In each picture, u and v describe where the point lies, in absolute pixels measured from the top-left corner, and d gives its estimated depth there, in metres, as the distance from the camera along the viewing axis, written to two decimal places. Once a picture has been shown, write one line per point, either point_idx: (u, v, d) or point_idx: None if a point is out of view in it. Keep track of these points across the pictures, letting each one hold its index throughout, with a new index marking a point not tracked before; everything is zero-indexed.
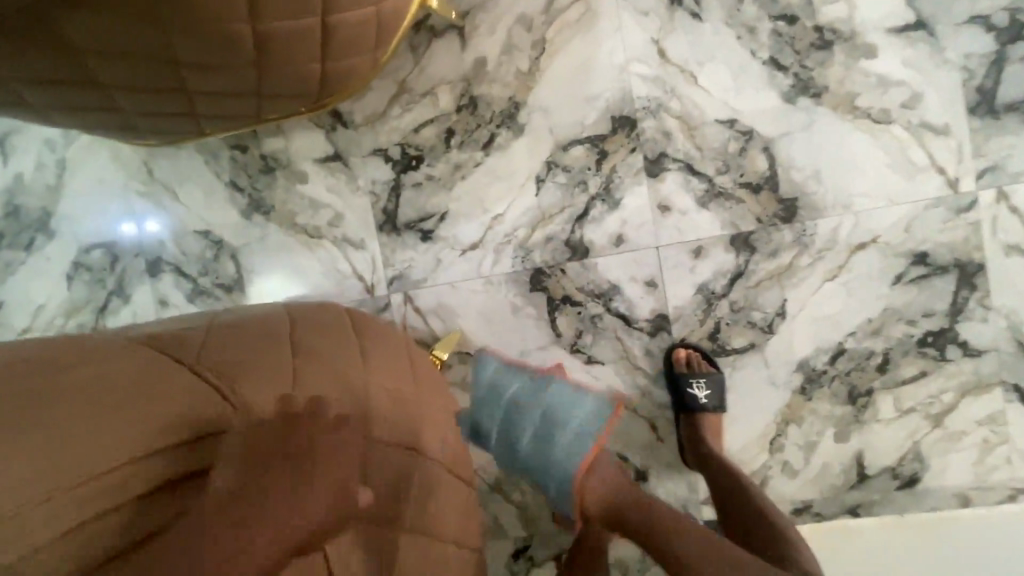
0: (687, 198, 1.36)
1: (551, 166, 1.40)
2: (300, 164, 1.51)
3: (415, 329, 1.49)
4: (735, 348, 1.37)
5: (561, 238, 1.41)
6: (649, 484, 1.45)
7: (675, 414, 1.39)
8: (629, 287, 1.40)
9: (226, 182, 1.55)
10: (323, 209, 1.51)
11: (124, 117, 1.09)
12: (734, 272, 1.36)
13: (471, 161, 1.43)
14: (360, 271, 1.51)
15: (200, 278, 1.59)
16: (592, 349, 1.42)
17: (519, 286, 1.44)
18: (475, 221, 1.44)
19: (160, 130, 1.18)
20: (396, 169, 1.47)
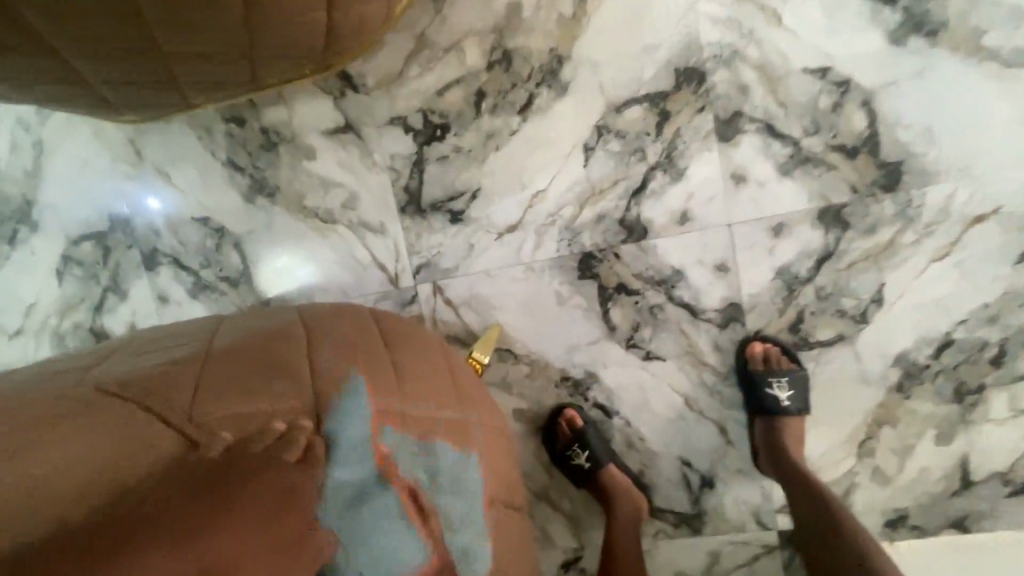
0: (767, 165, 1.14)
1: (602, 131, 1.18)
2: (307, 137, 1.30)
3: (447, 325, 1.30)
4: (820, 341, 1.18)
5: (615, 216, 1.21)
6: (717, 493, 1.28)
7: (748, 415, 1.22)
8: (696, 272, 1.20)
9: (224, 161, 1.35)
10: (335, 190, 1.31)
11: (95, 92, 0.91)
12: (822, 253, 1.15)
13: (506, 128, 1.22)
14: (382, 259, 1.31)
15: (202, 271, 1.40)
16: (652, 344, 1.24)
17: (566, 274, 1.25)
18: (513, 199, 1.24)
19: (139, 104, 1.00)
20: (419, 141, 1.26)
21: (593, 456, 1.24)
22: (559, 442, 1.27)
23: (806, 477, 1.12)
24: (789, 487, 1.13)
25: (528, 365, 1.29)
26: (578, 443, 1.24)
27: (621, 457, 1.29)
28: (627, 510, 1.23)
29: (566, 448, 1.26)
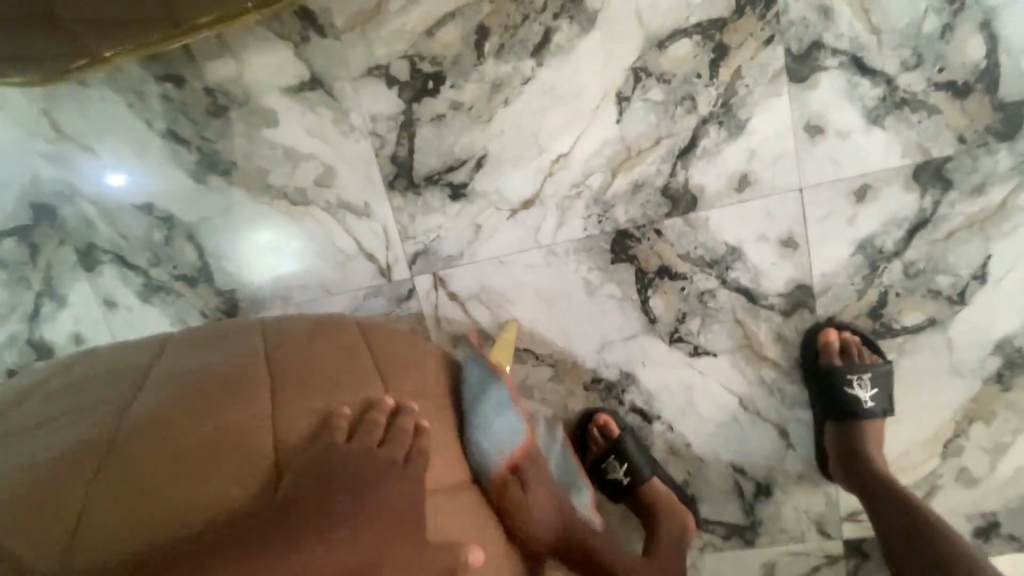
0: (851, 112, 0.90)
1: (639, 76, 0.93)
2: (263, 97, 1.03)
3: (452, 323, 1.08)
4: (906, 328, 0.98)
5: (656, 184, 0.97)
6: (776, 503, 1.10)
7: (815, 419, 1.03)
8: (757, 250, 0.98)
9: (163, 133, 1.08)
10: (305, 163, 1.05)
11: None
12: (915, 221, 0.93)
13: (517, 76, 0.96)
14: (368, 247, 1.07)
15: (152, 269, 1.15)
16: (701, 338, 1.03)
17: (596, 257, 1.02)
18: (528, 167, 0.99)
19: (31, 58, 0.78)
20: (406, 96, 1.00)
21: (632, 469, 1.05)
22: (591, 453, 1.08)
23: (892, 484, 0.92)
24: (867, 496, 0.94)
25: (551, 367, 1.08)
26: (614, 456, 1.05)
27: (663, 467, 1.10)
28: (674, 525, 1.04)
29: (600, 461, 1.07)
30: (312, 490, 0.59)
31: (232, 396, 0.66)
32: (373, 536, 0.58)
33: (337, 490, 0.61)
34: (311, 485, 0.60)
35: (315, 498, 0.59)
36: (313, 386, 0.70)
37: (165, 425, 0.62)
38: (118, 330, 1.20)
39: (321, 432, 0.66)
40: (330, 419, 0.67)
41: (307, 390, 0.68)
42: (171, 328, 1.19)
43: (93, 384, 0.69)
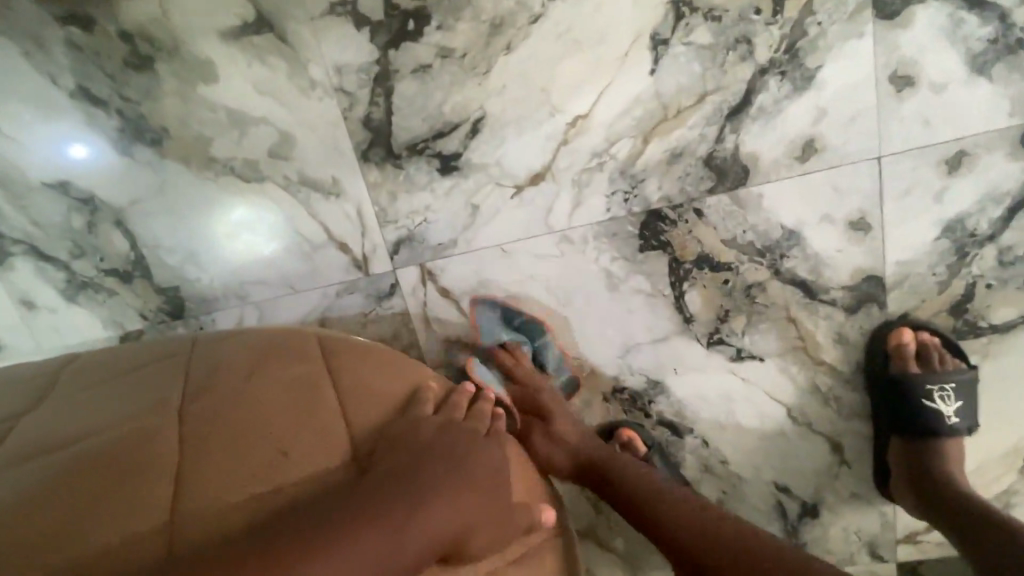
0: (950, 58, 0.71)
1: (682, 11, 0.73)
2: (197, 44, 0.80)
3: (444, 324, 0.89)
4: (994, 326, 0.82)
5: (700, 153, 0.77)
6: (827, 526, 0.94)
7: (877, 431, 0.87)
8: (821, 233, 0.79)
9: (70, 90, 0.83)
10: (256, 130, 0.83)
11: None
12: (1017, 196, 0.76)
13: (523, 13, 0.75)
14: (339, 233, 0.87)
15: (75, 263, 0.90)
16: (746, 340, 0.86)
17: (620, 243, 0.83)
18: (538, 131, 0.79)
19: None
20: (380, 40, 0.78)
21: None
22: None
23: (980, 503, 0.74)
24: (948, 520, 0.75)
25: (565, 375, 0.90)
26: None
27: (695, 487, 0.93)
28: None
29: None
30: (396, 469, 0.55)
31: (304, 375, 0.61)
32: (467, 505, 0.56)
33: (423, 462, 0.57)
34: (402, 457, 0.56)
35: (405, 469, 0.55)
36: (303, 385, 0.60)
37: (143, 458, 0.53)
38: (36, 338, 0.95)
39: (406, 408, 0.63)
40: (409, 398, 0.64)
41: (387, 372, 0.64)
42: (104, 334, 0.94)
43: (135, 368, 0.63)
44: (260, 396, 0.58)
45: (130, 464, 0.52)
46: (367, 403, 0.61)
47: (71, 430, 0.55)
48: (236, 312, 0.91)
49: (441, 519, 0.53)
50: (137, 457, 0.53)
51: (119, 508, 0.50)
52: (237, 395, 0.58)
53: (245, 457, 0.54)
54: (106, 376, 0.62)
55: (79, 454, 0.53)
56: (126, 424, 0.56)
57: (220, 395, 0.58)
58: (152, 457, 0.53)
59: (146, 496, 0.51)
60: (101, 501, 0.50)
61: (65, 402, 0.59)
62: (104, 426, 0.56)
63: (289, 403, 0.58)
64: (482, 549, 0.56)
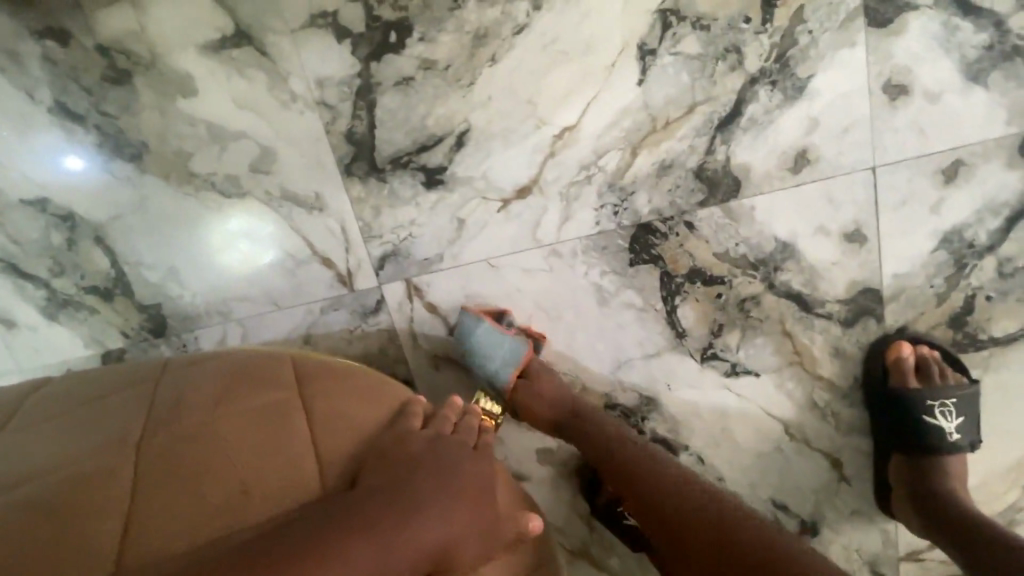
0: (945, 66, 0.69)
1: (670, 22, 0.71)
2: (175, 57, 0.78)
3: (432, 340, 0.87)
4: (995, 339, 0.79)
5: (690, 164, 0.76)
6: (828, 544, 0.92)
7: (877, 447, 0.85)
8: (815, 245, 0.77)
9: (47, 105, 0.81)
10: (237, 144, 0.81)
11: None
12: (1014, 207, 0.74)
13: (507, 23, 0.73)
14: (323, 248, 0.85)
15: (54, 281, 0.88)
16: (741, 354, 0.83)
17: (610, 258, 0.81)
18: (524, 144, 0.77)
19: None
20: (362, 53, 0.76)
21: None
22: (606, 492, 0.88)
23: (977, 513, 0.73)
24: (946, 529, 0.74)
25: None
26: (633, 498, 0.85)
27: None
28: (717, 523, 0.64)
29: (614, 502, 0.86)
30: (382, 480, 0.54)
31: (285, 395, 0.60)
32: (455, 516, 0.54)
33: (409, 473, 0.56)
34: (387, 472, 0.55)
35: (390, 485, 0.54)
36: (280, 406, 0.59)
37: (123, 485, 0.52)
38: (15, 356, 0.92)
39: (391, 424, 0.61)
40: (390, 413, 0.62)
41: (367, 387, 0.63)
42: (85, 354, 0.92)
43: (107, 392, 0.61)
44: (235, 418, 0.57)
45: (105, 491, 0.52)
46: (350, 421, 0.60)
47: (40, 460, 0.54)
48: (219, 330, 0.89)
49: (428, 531, 0.52)
50: (114, 486, 0.52)
51: (91, 539, 0.49)
52: (212, 418, 0.57)
53: (226, 478, 0.54)
54: (77, 401, 0.60)
55: (49, 485, 0.51)
56: (99, 452, 0.54)
57: (194, 418, 0.57)
58: (128, 485, 0.52)
59: (121, 526, 0.50)
60: (72, 533, 0.49)
61: (28, 433, 0.57)
62: (76, 455, 0.54)
63: (267, 425, 0.57)
64: (471, 562, 0.55)
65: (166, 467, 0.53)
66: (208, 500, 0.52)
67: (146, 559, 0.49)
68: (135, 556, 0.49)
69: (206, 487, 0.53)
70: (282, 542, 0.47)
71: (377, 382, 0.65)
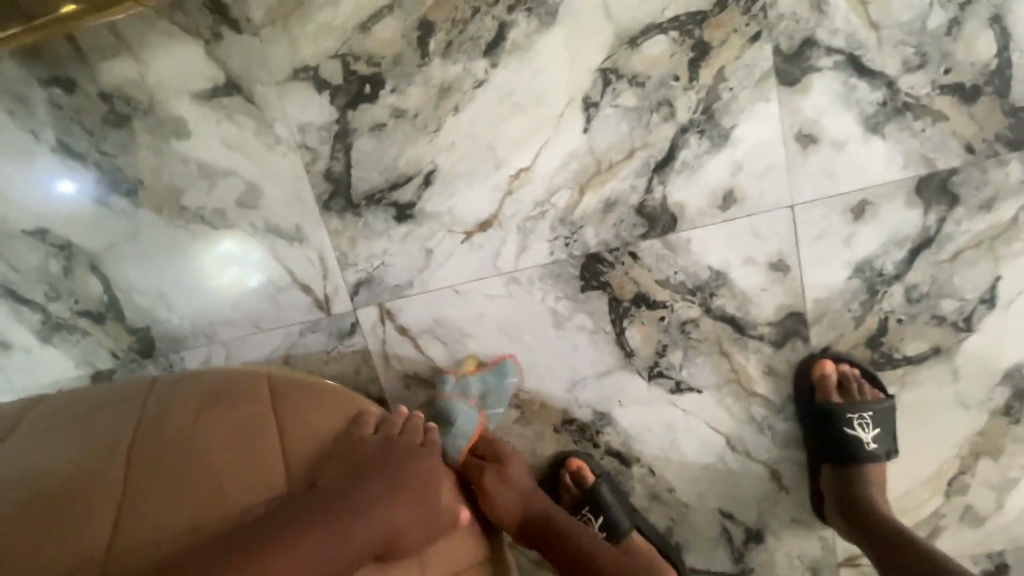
0: (848, 118, 0.80)
1: (610, 78, 0.81)
2: (171, 104, 0.87)
3: (403, 361, 0.94)
4: (908, 358, 0.88)
5: (631, 202, 0.85)
6: (772, 550, 0.99)
7: (810, 459, 0.92)
8: (743, 274, 0.86)
9: (52, 145, 0.89)
10: (225, 181, 0.89)
11: None
12: (917, 240, 0.83)
13: (468, 79, 0.83)
14: (303, 276, 0.93)
15: (50, 305, 0.95)
16: (684, 373, 0.91)
17: (563, 284, 0.89)
18: (484, 184, 0.86)
19: None
20: (339, 102, 0.85)
21: (608, 522, 0.93)
22: (564, 502, 0.95)
23: (896, 525, 0.82)
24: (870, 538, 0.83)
25: (517, 409, 0.95)
26: (589, 508, 0.92)
27: (644, 515, 0.97)
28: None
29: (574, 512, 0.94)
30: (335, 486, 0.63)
31: (254, 407, 0.67)
32: (402, 511, 0.64)
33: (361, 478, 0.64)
34: (341, 477, 0.64)
35: (343, 489, 0.62)
36: (248, 418, 0.66)
37: (111, 490, 0.60)
38: (13, 376, 0.98)
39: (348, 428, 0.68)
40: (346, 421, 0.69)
41: (326, 397, 0.70)
42: (77, 373, 0.98)
43: (92, 404, 0.68)
44: (207, 429, 0.64)
45: (97, 494, 0.59)
46: (309, 427, 0.66)
47: (34, 465, 0.61)
48: (206, 351, 0.96)
49: (378, 528, 0.61)
50: (104, 489, 0.60)
51: (86, 535, 0.57)
52: (186, 429, 0.64)
53: (199, 482, 0.61)
54: (65, 412, 0.67)
55: (44, 490, 0.59)
56: (86, 460, 0.61)
57: (171, 429, 0.64)
58: (115, 488, 0.60)
59: (109, 525, 0.58)
60: (68, 532, 0.57)
61: (29, 440, 0.64)
62: (67, 462, 0.61)
63: (236, 435, 0.64)
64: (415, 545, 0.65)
65: (147, 473, 0.61)
66: (183, 501, 0.60)
67: (131, 550, 0.57)
68: (123, 550, 0.57)
69: (182, 491, 0.60)
70: (254, 540, 0.56)
71: (335, 392, 0.71)
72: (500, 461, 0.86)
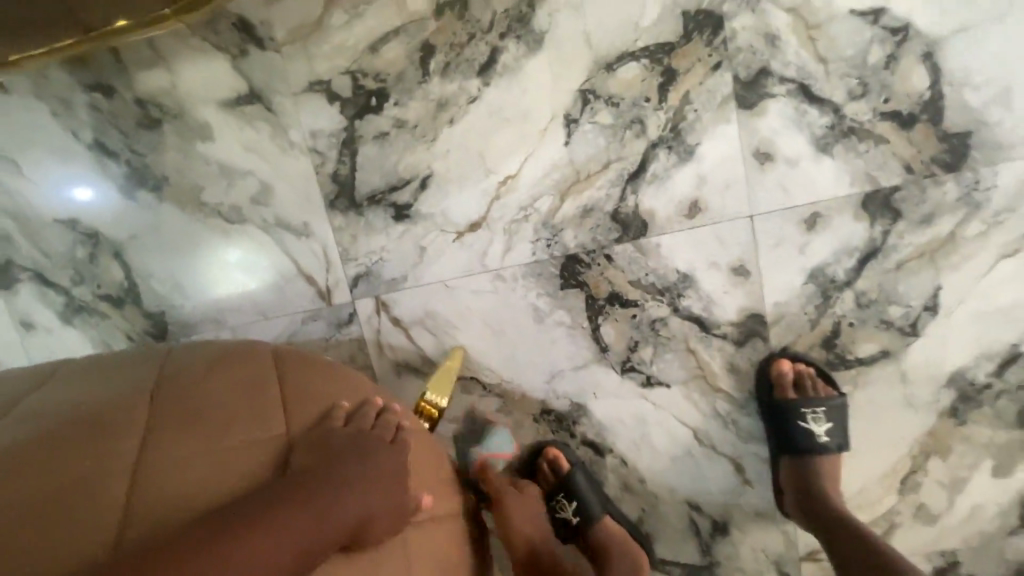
0: (800, 139, 0.89)
1: (588, 99, 0.91)
2: (198, 111, 0.98)
3: (395, 350, 1.02)
4: (860, 360, 0.96)
5: (607, 209, 0.94)
6: (737, 542, 1.04)
7: (771, 453, 0.99)
8: (707, 278, 0.95)
9: (89, 144, 1.00)
10: (242, 181, 0.99)
11: None
12: (865, 250, 0.92)
13: (463, 95, 0.93)
14: (308, 269, 1.01)
15: (74, 289, 1.04)
16: (654, 368, 0.99)
17: (544, 282, 0.98)
18: (475, 189, 0.96)
19: None
20: (348, 112, 0.96)
21: (582, 508, 0.97)
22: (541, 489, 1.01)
23: (852, 521, 0.88)
24: (828, 533, 0.88)
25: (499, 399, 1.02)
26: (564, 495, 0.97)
27: (617, 504, 1.04)
28: None
29: (550, 500, 0.99)
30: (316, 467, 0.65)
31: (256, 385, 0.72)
32: (373, 497, 0.65)
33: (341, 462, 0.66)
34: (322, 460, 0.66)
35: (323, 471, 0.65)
36: (250, 394, 0.71)
37: (109, 445, 0.63)
38: (36, 353, 1.07)
39: (321, 422, 0.72)
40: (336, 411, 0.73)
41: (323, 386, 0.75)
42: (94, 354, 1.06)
43: (101, 376, 0.73)
44: (209, 400, 0.69)
45: (96, 445, 0.63)
46: (302, 411, 0.71)
47: (51, 412, 0.66)
48: (214, 336, 1.04)
49: (350, 512, 0.63)
50: (104, 443, 0.63)
51: (79, 480, 0.60)
52: (191, 399, 0.69)
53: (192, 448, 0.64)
54: (82, 379, 0.73)
55: (53, 434, 0.63)
56: (95, 414, 0.66)
57: (177, 397, 0.69)
58: (114, 442, 0.64)
59: (98, 479, 0.61)
60: (53, 486, 0.59)
61: (54, 393, 0.70)
62: (77, 413, 0.66)
63: (234, 409, 0.69)
64: (384, 533, 0.66)
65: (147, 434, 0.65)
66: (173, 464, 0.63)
67: (115, 503, 0.60)
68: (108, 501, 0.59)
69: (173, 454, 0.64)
70: (224, 516, 0.57)
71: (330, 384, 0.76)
72: (529, 495, 0.95)
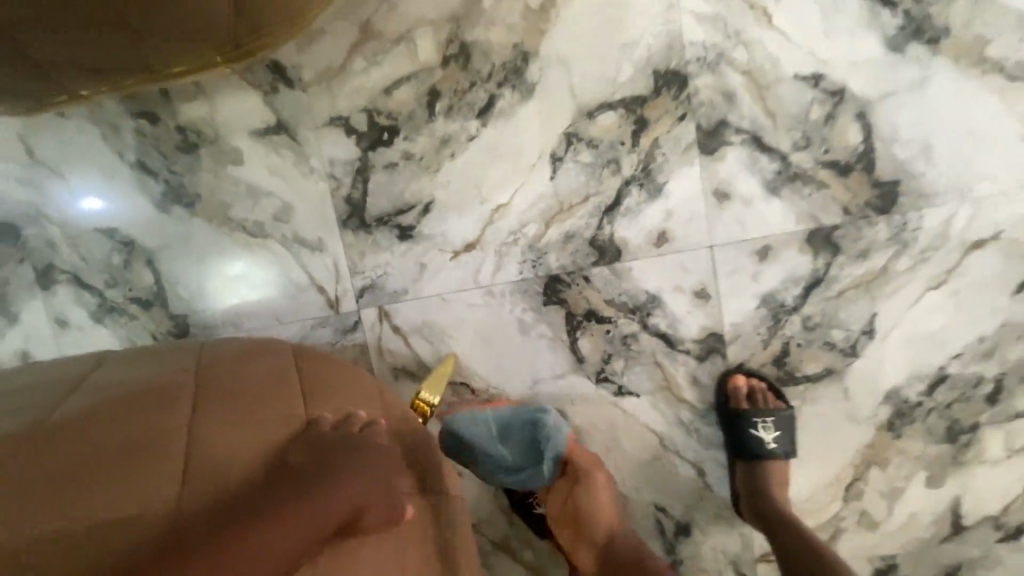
0: (753, 181, 1.03)
1: (572, 141, 1.06)
2: (231, 138, 1.11)
3: (393, 355, 1.14)
4: (807, 377, 1.08)
5: (586, 236, 1.07)
6: (698, 541, 1.14)
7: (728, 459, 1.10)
8: (673, 299, 1.08)
9: (132, 164, 1.13)
10: (266, 200, 1.12)
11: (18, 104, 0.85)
12: (810, 279, 1.05)
13: (463, 133, 1.08)
14: (319, 280, 1.14)
15: (108, 291, 1.16)
16: (625, 378, 1.11)
17: (529, 299, 1.10)
18: (471, 214, 1.09)
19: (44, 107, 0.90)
20: (362, 144, 1.10)
21: None
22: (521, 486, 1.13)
23: (794, 522, 0.99)
24: (773, 531, 1.00)
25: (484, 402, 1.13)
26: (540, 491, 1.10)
27: None
28: None
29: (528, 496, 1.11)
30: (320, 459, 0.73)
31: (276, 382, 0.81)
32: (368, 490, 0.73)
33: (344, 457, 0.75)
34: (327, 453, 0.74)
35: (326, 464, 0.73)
36: (270, 389, 0.80)
37: (143, 416, 0.72)
38: (69, 348, 1.18)
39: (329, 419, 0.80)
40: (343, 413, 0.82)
41: (335, 389, 0.84)
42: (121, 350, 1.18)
43: (146, 361, 0.84)
44: (234, 389, 0.78)
45: (133, 415, 0.72)
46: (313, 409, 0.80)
47: (99, 386, 0.76)
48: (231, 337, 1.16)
49: (347, 502, 0.71)
50: (138, 414, 0.72)
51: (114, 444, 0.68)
52: (218, 386, 0.78)
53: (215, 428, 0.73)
54: (130, 362, 0.84)
55: (97, 403, 0.72)
56: (136, 390, 0.75)
57: (206, 385, 0.78)
58: (149, 416, 0.72)
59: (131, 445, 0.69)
60: (92, 443, 0.67)
61: (106, 371, 0.81)
62: (121, 388, 0.75)
63: (256, 401, 0.78)
64: (374, 524, 0.74)
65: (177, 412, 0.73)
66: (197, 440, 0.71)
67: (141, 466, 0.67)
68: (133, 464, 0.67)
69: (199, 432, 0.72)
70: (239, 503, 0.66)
71: (341, 389, 0.85)
72: (598, 482, 1.07)
